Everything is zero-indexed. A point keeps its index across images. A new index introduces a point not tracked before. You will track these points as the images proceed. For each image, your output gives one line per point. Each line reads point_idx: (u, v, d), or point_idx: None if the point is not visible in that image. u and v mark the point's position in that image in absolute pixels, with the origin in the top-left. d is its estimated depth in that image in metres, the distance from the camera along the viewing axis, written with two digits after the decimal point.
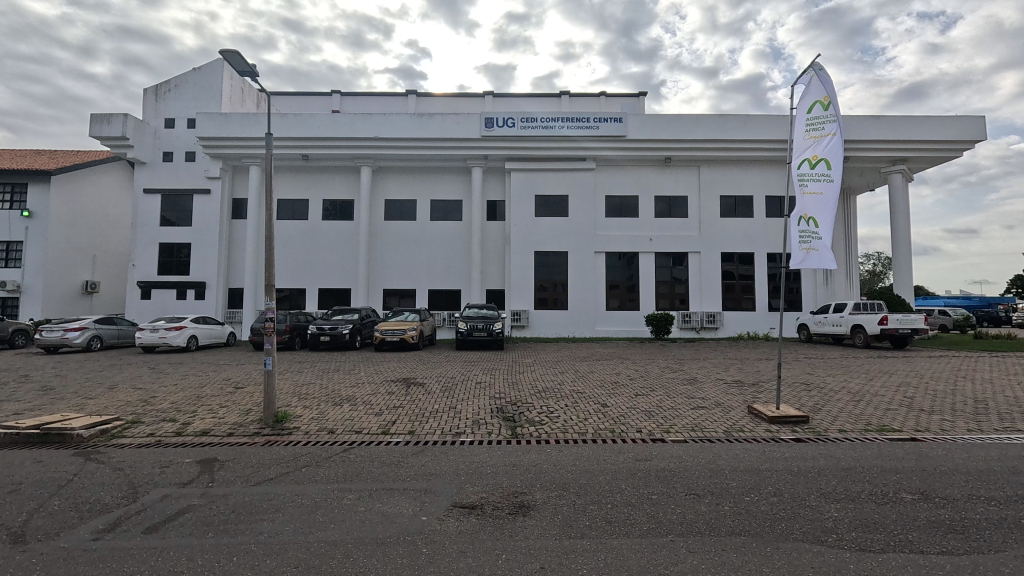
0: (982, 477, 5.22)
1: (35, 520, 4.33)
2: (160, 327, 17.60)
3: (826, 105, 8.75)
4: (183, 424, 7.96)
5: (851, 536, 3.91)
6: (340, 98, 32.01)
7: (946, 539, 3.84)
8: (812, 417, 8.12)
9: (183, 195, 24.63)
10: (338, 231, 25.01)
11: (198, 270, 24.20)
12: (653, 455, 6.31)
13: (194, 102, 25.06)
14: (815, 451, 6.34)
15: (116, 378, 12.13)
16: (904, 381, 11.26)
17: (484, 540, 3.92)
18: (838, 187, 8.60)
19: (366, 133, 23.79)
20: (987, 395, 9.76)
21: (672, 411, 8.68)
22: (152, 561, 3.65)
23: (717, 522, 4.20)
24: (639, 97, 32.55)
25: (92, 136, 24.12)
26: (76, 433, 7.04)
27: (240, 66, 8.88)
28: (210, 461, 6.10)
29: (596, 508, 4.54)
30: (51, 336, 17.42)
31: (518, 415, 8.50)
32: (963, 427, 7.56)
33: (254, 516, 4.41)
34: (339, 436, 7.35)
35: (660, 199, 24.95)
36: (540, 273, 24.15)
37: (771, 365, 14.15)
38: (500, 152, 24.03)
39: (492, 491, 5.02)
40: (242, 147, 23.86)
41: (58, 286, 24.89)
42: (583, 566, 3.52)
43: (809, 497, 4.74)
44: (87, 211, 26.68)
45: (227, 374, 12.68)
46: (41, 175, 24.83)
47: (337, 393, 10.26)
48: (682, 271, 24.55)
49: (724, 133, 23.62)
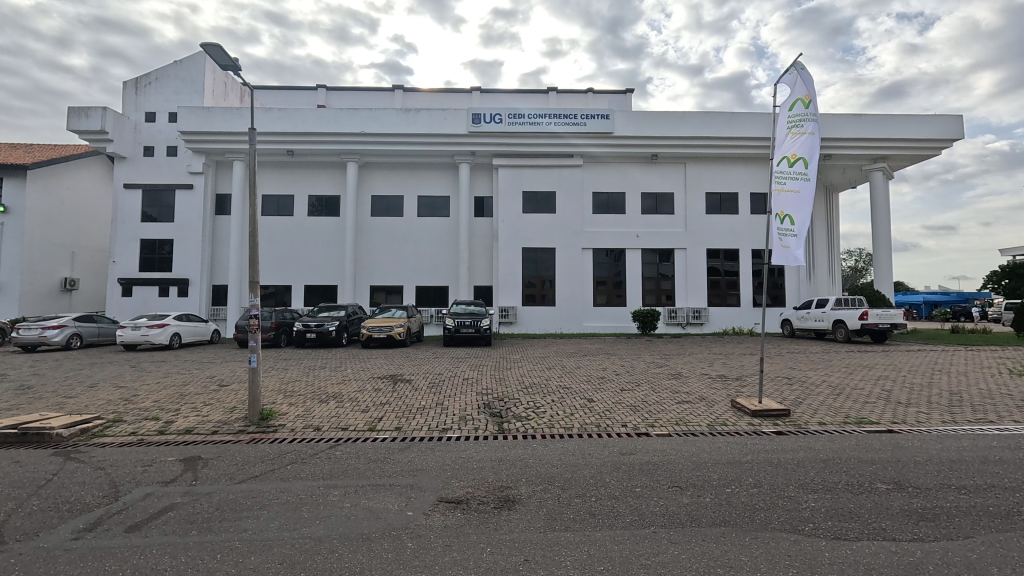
0: (955, 467, 5.37)
1: (13, 520, 4.28)
2: (142, 324, 17.28)
3: (807, 103, 8.87)
4: (166, 422, 7.89)
5: (827, 525, 4.02)
6: (327, 93, 31.84)
7: (918, 527, 3.97)
8: (793, 410, 8.28)
9: (165, 190, 24.25)
10: (325, 228, 24.82)
11: (180, 266, 23.85)
12: (638, 448, 6.38)
13: (174, 95, 24.58)
14: (795, 442, 6.50)
15: (94, 377, 11.84)
16: (882, 375, 11.53)
17: (469, 533, 3.97)
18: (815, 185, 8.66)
19: (351, 128, 23.54)
20: (964, 388, 10.00)
21: (657, 406, 8.78)
22: (135, 559, 3.63)
23: (699, 513, 4.28)
24: (627, 93, 32.82)
25: (69, 129, 23.33)
26: (56, 433, 6.94)
27: (223, 61, 8.78)
28: (195, 458, 6.10)
29: (580, 501, 4.61)
30: (29, 334, 17.13)
31: (505, 411, 8.54)
32: (938, 419, 7.76)
33: (240, 514, 4.40)
34: (325, 434, 7.31)
35: (646, 195, 25.12)
36: (528, 269, 24.22)
37: (755, 359, 14.36)
38: (487, 148, 23.90)
39: (477, 485, 5.06)
40: (224, 142, 23.48)
41: (35, 283, 24.38)
42: (564, 558, 3.57)
43: (789, 488, 4.85)
44: (65, 206, 26.19)
45: (210, 372, 12.49)
46: (17, 168, 24.17)
47: (325, 390, 10.20)
48: (668, 267, 24.75)
49: (710, 131, 23.86)
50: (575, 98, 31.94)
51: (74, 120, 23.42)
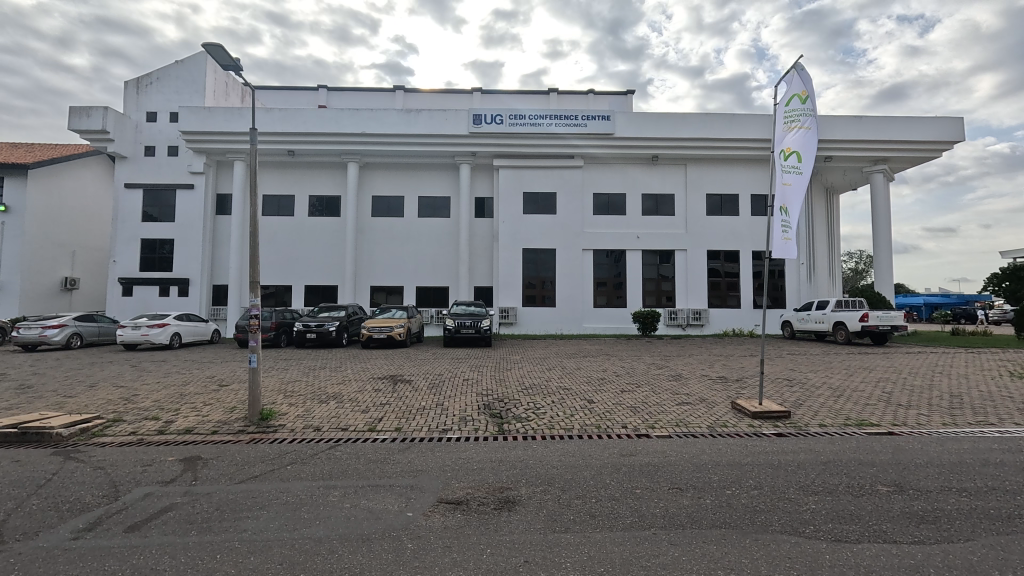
0: (955, 470, 5.36)
1: (12, 520, 4.27)
2: (142, 324, 17.29)
3: (802, 100, 8.99)
4: (166, 422, 7.88)
5: (828, 527, 4.02)
6: (327, 93, 31.87)
7: (919, 529, 3.96)
8: (794, 412, 8.26)
9: (166, 190, 24.26)
10: (325, 228, 24.83)
11: (181, 266, 23.86)
12: (637, 450, 6.39)
13: (175, 95, 24.61)
14: (796, 445, 6.48)
15: (93, 377, 11.81)
16: (882, 376, 11.52)
17: (468, 534, 3.96)
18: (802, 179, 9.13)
19: (351, 129, 23.55)
20: (964, 390, 9.99)
21: (657, 407, 8.77)
22: (134, 560, 3.62)
23: (699, 515, 4.28)
24: (627, 95, 32.87)
25: (70, 129, 23.34)
26: (56, 432, 6.94)
27: (224, 61, 8.78)
28: (195, 458, 6.10)
29: (580, 502, 4.60)
30: (29, 333, 17.13)
31: (505, 411, 8.54)
32: (938, 421, 7.75)
33: (239, 514, 4.39)
34: (325, 434, 7.31)
35: (647, 197, 25.12)
36: (528, 270, 24.22)
37: (755, 361, 14.34)
38: (488, 148, 23.90)
39: (477, 486, 5.06)
40: (225, 142, 23.48)
41: (36, 283, 24.39)
42: (565, 559, 3.56)
43: (789, 490, 4.83)
44: (65, 206, 26.21)
45: (210, 372, 12.47)
46: (18, 168, 24.18)
47: (325, 390, 10.18)
48: (668, 269, 24.74)
49: (711, 132, 23.86)
50: (576, 99, 31.97)
51: (75, 120, 23.44)
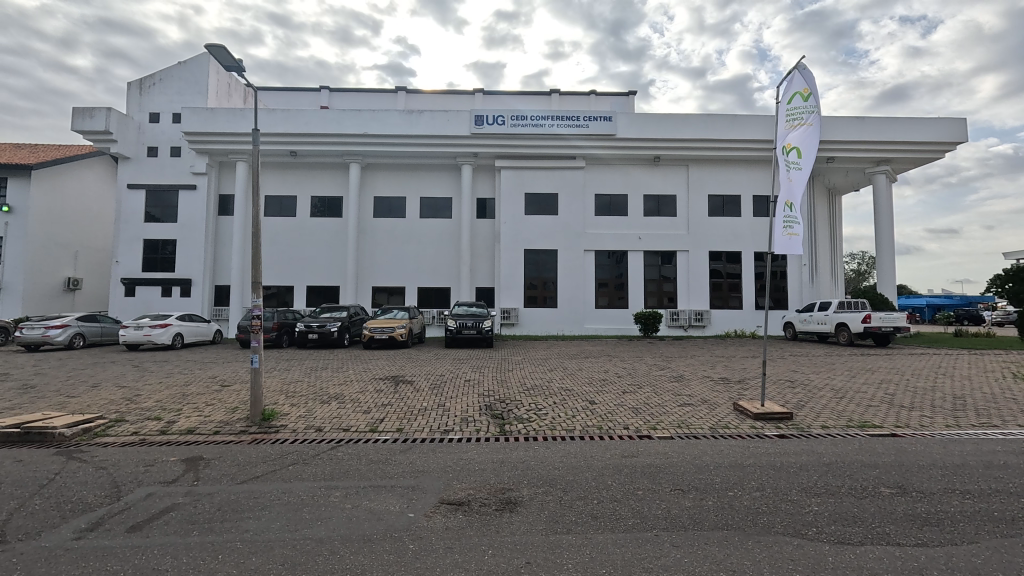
0: (958, 472, 5.35)
1: (15, 520, 4.27)
2: (144, 324, 17.33)
3: (805, 97, 8.87)
4: (168, 422, 7.88)
5: (830, 529, 4.00)
6: (329, 94, 31.93)
7: (922, 532, 3.94)
8: (796, 414, 8.24)
9: (169, 191, 24.32)
10: (327, 229, 24.86)
11: (183, 266, 23.91)
12: (639, 451, 6.38)
13: (177, 96, 24.66)
14: (798, 446, 6.46)
15: (95, 377, 11.81)
16: (884, 378, 11.49)
17: (470, 536, 3.96)
18: (806, 175, 8.78)
19: (353, 129, 23.59)
20: (967, 391, 9.97)
21: (659, 408, 8.76)
22: (136, 560, 3.62)
23: (701, 517, 4.27)
24: (629, 96, 32.89)
25: (73, 130, 23.41)
26: (59, 432, 6.95)
27: (226, 61, 8.78)
28: (197, 458, 6.10)
29: (582, 503, 4.59)
30: (32, 333, 17.15)
31: (506, 412, 8.53)
32: (941, 423, 7.73)
33: (241, 514, 4.40)
34: (326, 434, 7.31)
35: (649, 198, 25.10)
36: (530, 271, 24.21)
37: (757, 362, 14.31)
38: (490, 149, 23.92)
39: (479, 487, 5.06)
40: (227, 142, 23.51)
41: (39, 283, 24.46)
42: (567, 561, 3.55)
43: (791, 492, 4.82)
44: (68, 206, 26.28)
45: (212, 372, 12.47)
46: (21, 168, 24.24)
47: (326, 391, 10.19)
48: (670, 270, 24.72)
49: (713, 133, 23.83)
50: (577, 100, 31.99)
51: (78, 121, 23.51)
